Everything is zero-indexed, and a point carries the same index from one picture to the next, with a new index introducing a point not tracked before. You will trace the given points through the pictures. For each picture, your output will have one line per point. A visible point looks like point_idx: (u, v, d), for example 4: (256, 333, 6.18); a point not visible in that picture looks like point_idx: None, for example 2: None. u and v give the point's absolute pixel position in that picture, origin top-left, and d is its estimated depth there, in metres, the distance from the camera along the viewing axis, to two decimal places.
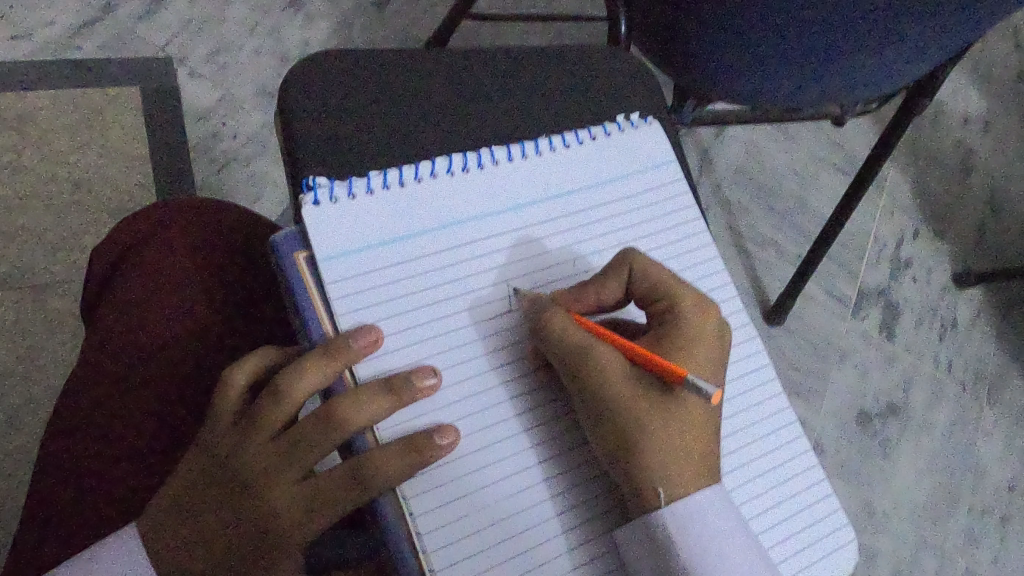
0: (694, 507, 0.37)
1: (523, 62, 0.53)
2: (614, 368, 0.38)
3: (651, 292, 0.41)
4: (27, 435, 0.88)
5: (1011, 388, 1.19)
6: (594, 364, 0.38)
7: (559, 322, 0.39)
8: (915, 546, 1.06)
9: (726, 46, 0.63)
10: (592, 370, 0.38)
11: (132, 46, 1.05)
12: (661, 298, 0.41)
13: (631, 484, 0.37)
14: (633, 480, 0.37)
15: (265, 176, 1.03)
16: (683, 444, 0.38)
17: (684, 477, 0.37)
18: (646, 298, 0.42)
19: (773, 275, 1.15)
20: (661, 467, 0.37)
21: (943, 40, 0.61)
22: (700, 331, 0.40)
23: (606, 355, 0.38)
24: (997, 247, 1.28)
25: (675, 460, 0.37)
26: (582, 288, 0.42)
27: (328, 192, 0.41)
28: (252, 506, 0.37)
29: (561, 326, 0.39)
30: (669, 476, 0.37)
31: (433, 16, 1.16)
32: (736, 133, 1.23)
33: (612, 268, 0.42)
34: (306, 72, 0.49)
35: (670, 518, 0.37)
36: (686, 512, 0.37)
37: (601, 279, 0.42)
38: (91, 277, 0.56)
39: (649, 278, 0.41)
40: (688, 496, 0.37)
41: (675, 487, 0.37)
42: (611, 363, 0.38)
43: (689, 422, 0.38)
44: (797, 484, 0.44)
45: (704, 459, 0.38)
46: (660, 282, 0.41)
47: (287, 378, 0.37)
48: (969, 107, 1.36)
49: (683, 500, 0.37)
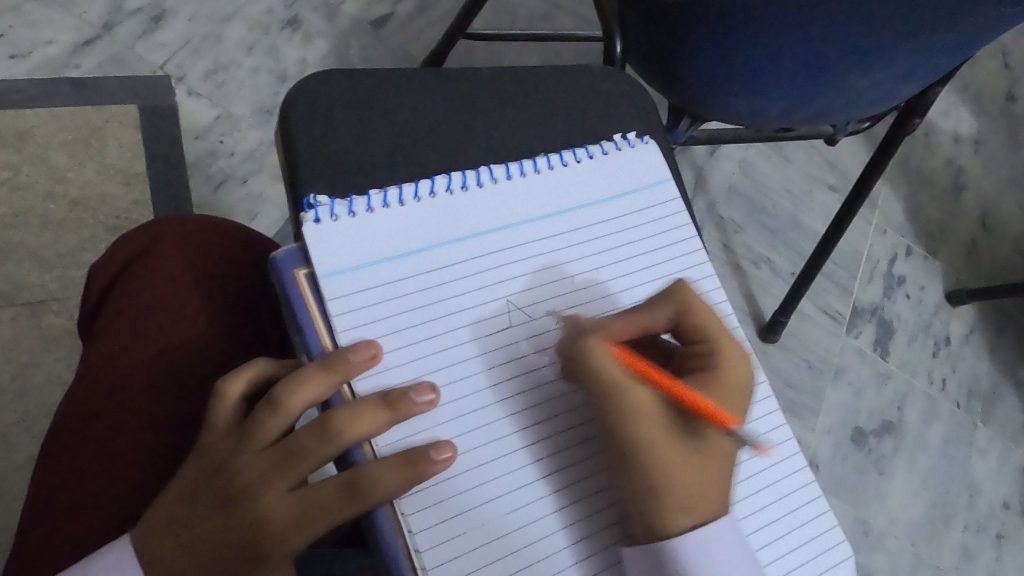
0: (708, 538, 0.37)
1: (521, 82, 0.54)
2: (647, 400, 0.38)
3: (694, 332, 0.42)
4: (20, 454, 0.87)
5: (1002, 406, 1.20)
6: (629, 394, 0.38)
7: (598, 353, 0.39)
8: (912, 564, 1.06)
9: (720, 66, 0.64)
10: (626, 402, 0.38)
11: (130, 64, 1.05)
12: (700, 338, 0.42)
13: (648, 512, 0.38)
14: (650, 506, 0.37)
15: (262, 194, 1.04)
16: (705, 483, 0.38)
17: (701, 513, 0.38)
18: (688, 335, 0.42)
19: (768, 292, 1.16)
20: (680, 499, 0.37)
21: (933, 61, 0.62)
22: (736, 382, 0.41)
23: (641, 387, 0.38)
24: (989, 265, 1.29)
25: (696, 498, 0.38)
26: (633, 313, 0.41)
27: (329, 210, 0.41)
28: (241, 516, 0.36)
29: (599, 357, 0.39)
30: (688, 508, 0.38)
31: (430, 37, 1.18)
32: (730, 151, 1.24)
33: (661, 298, 0.42)
34: (307, 92, 0.49)
35: (684, 550, 0.37)
36: (701, 545, 0.37)
37: (650, 305, 0.41)
38: (90, 292, 0.56)
39: (695, 318, 0.41)
40: (703, 527, 0.38)
41: (691, 521, 0.38)
42: (647, 397, 0.38)
43: (713, 463, 0.39)
44: (805, 494, 0.45)
45: (720, 493, 0.39)
46: (706, 325, 0.41)
47: (283, 389, 0.37)
48: (960, 126, 1.38)
49: (699, 531, 0.37)
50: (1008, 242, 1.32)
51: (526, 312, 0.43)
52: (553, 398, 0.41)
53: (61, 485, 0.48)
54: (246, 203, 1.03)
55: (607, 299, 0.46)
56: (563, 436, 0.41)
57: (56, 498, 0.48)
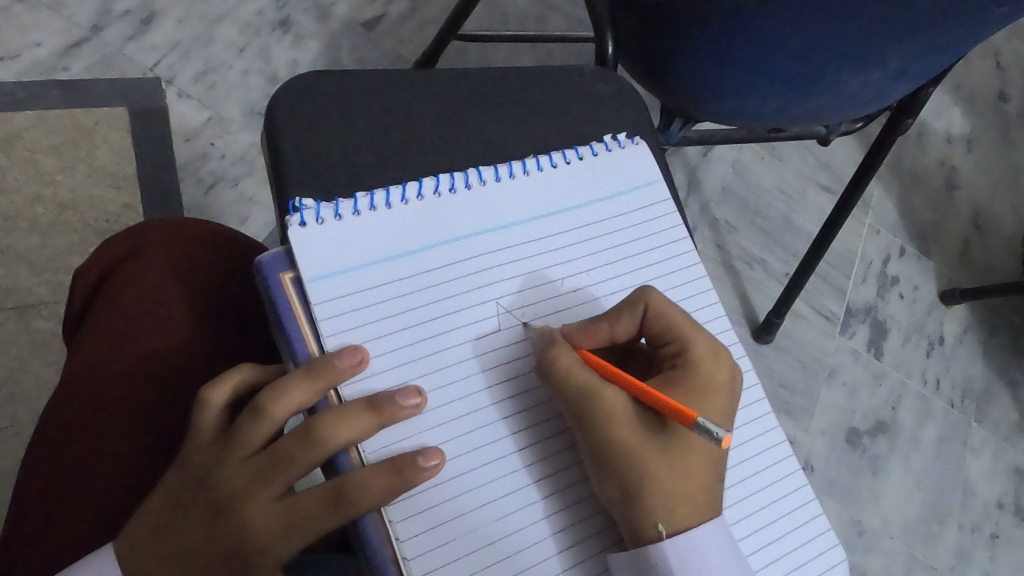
0: (694, 542, 0.37)
1: (510, 82, 0.53)
2: (618, 408, 0.38)
3: (663, 334, 0.41)
4: (8, 460, 0.87)
5: (996, 405, 1.20)
6: (598, 403, 0.38)
7: (564, 361, 0.39)
8: (907, 564, 1.06)
9: (712, 66, 0.64)
10: (595, 411, 0.38)
11: (120, 66, 1.04)
12: (671, 340, 0.41)
13: (630, 520, 0.37)
14: (632, 513, 0.37)
15: (253, 197, 1.03)
16: (686, 487, 0.38)
17: (685, 517, 0.37)
18: (657, 338, 0.42)
19: (761, 293, 1.16)
20: (663, 504, 0.37)
21: (926, 61, 0.61)
22: (712, 379, 0.40)
23: (610, 395, 0.38)
24: (982, 264, 1.29)
25: (678, 502, 0.37)
26: (593, 323, 0.41)
27: (314, 213, 0.41)
28: (227, 525, 0.36)
29: (565, 365, 0.39)
30: (671, 513, 0.37)
31: (422, 38, 1.17)
32: (723, 152, 1.24)
33: (626, 304, 0.41)
34: (294, 93, 0.48)
35: (670, 554, 0.37)
36: (685, 549, 0.37)
37: (614, 313, 0.41)
38: (76, 297, 0.55)
39: (663, 319, 0.41)
40: (689, 531, 0.37)
41: (675, 525, 0.37)
42: (617, 404, 0.38)
43: (694, 465, 0.38)
44: (799, 495, 0.45)
45: (705, 495, 0.38)
46: (675, 325, 0.41)
47: (268, 395, 0.36)
48: (952, 126, 1.38)
49: (684, 535, 0.37)
50: (1001, 241, 1.32)
51: (515, 316, 0.43)
52: (544, 405, 0.41)
53: (47, 491, 0.47)
54: (237, 206, 1.02)
55: (596, 301, 0.45)
56: (552, 441, 0.40)
57: (41, 505, 0.47)
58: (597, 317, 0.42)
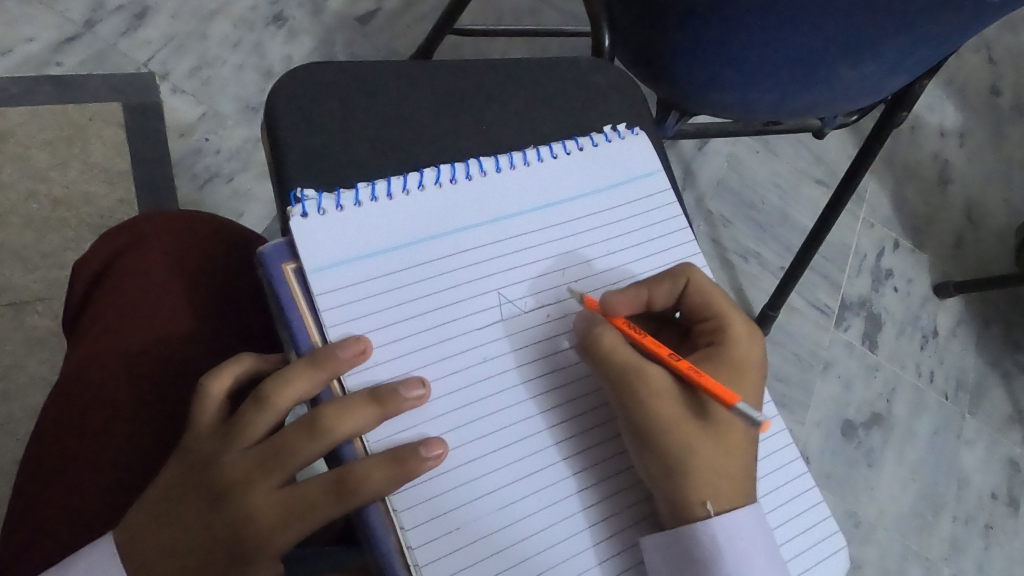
0: (737, 520, 0.38)
1: (507, 74, 0.53)
2: (663, 384, 0.39)
3: (703, 309, 0.43)
4: (5, 456, 0.86)
5: (989, 397, 1.21)
6: (643, 378, 0.39)
7: (609, 338, 0.40)
8: (902, 555, 1.06)
9: (708, 58, 0.64)
10: (641, 385, 0.39)
11: (113, 61, 1.04)
12: (711, 317, 0.43)
13: (675, 498, 0.38)
14: (678, 491, 0.38)
15: (249, 192, 1.03)
16: (728, 464, 0.38)
17: (729, 494, 0.38)
18: (696, 313, 0.43)
19: (757, 286, 1.16)
20: (706, 481, 0.38)
21: (921, 54, 0.61)
22: (746, 359, 0.42)
23: (653, 371, 0.39)
24: (976, 257, 1.30)
25: (722, 480, 0.38)
26: (634, 287, 0.42)
27: (315, 204, 0.41)
28: (227, 513, 0.36)
29: (609, 343, 0.40)
30: (715, 490, 0.38)
31: (415, 32, 1.17)
32: (717, 146, 1.24)
33: (669, 276, 0.43)
34: (293, 86, 0.48)
35: (716, 531, 0.37)
36: (730, 528, 0.37)
37: (655, 281, 0.43)
38: (74, 290, 0.55)
39: (704, 295, 0.42)
40: (731, 509, 0.38)
41: (720, 503, 0.38)
42: (661, 382, 0.39)
43: (733, 443, 0.39)
44: (808, 480, 0.45)
45: (744, 476, 0.39)
46: (715, 303, 0.42)
47: (272, 385, 0.37)
48: (945, 120, 1.39)
49: (729, 513, 0.38)
50: (994, 234, 1.32)
51: (519, 305, 0.43)
52: (550, 392, 0.41)
53: (47, 485, 0.47)
54: (232, 201, 1.02)
55: (598, 291, 0.46)
56: (558, 430, 0.40)
57: (41, 498, 0.47)
58: (639, 285, 0.43)
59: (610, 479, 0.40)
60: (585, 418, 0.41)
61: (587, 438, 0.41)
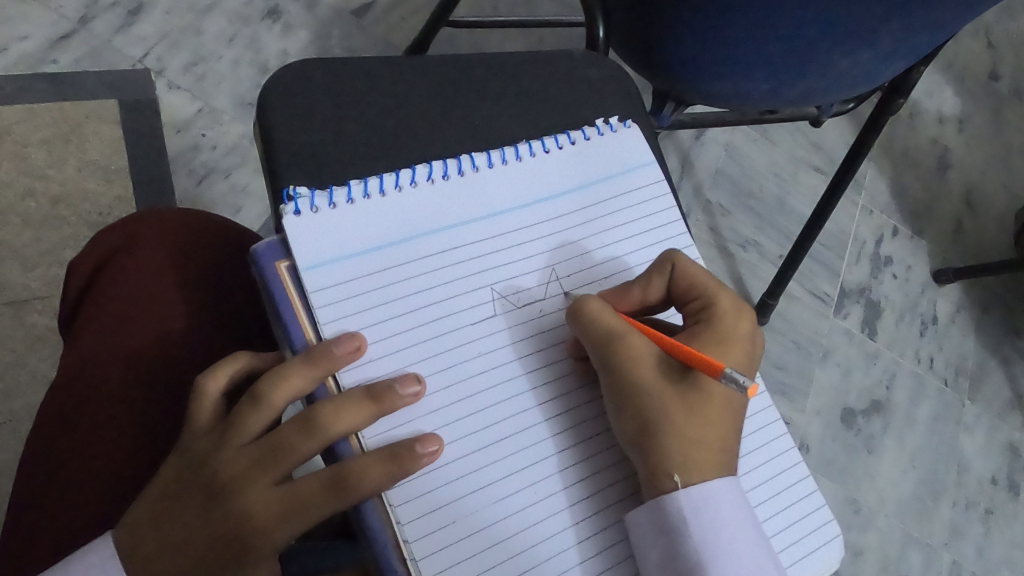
0: (708, 492, 0.38)
1: (500, 67, 0.53)
2: (644, 359, 0.40)
3: (689, 291, 0.43)
4: (6, 454, 0.87)
5: (989, 383, 1.21)
6: (625, 350, 0.40)
7: (593, 307, 0.40)
8: (902, 542, 1.06)
9: (704, 46, 0.63)
10: (622, 356, 0.40)
11: (109, 58, 1.04)
12: (697, 297, 0.43)
13: (648, 470, 0.38)
14: (651, 463, 0.38)
15: (245, 188, 1.03)
16: (703, 438, 0.39)
17: (700, 467, 0.38)
18: (684, 296, 0.43)
19: (756, 275, 1.16)
20: (678, 453, 0.38)
21: (916, 40, 0.61)
22: (734, 332, 0.42)
23: (636, 343, 0.40)
24: (976, 242, 1.30)
25: (695, 452, 0.38)
26: (627, 287, 0.43)
27: (309, 202, 0.41)
28: (224, 510, 0.36)
29: (596, 311, 0.40)
30: (686, 461, 0.38)
31: (410, 25, 1.17)
32: (715, 135, 1.24)
33: (656, 265, 0.43)
34: (285, 84, 0.48)
35: (683, 503, 0.38)
36: (699, 499, 0.38)
37: (644, 278, 0.43)
38: (70, 290, 0.55)
39: (691, 278, 0.43)
40: (703, 482, 0.38)
41: (691, 475, 0.38)
42: (640, 354, 0.40)
43: (709, 415, 0.39)
44: (804, 467, 0.46)
45: (721, 450, 0.39)
46: (701, 282, 0.42)
47: (266, 383, 0.37)
48: (943, 106, 1.38)
49: (699, 486, 0.38)
50: (994, 219, 1.32)
51: (512, 300, 0.43)
52: (544, 385, 0.41)
53: (43, 487, 0.48)
54: (230, 197, 1.02)
55: (591, 286, 0.46)
56: (552, 421, 0.41)
57: (37, 500, 0.47)
58: (631, 280, 0.44)
59: (603, 472, 0.41)
60: (582, 410, 0.42)
61: (581, 431, 0.41)
